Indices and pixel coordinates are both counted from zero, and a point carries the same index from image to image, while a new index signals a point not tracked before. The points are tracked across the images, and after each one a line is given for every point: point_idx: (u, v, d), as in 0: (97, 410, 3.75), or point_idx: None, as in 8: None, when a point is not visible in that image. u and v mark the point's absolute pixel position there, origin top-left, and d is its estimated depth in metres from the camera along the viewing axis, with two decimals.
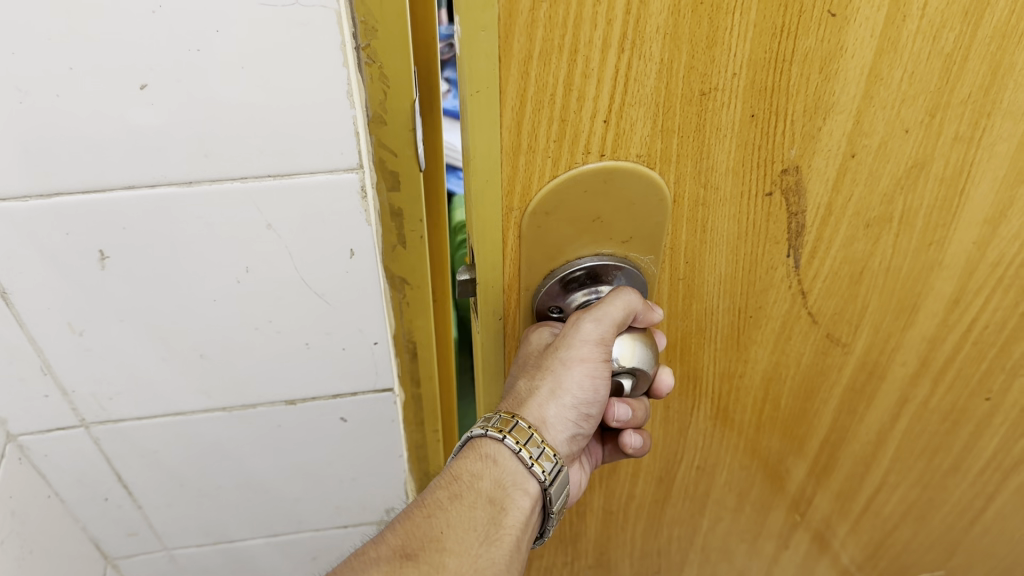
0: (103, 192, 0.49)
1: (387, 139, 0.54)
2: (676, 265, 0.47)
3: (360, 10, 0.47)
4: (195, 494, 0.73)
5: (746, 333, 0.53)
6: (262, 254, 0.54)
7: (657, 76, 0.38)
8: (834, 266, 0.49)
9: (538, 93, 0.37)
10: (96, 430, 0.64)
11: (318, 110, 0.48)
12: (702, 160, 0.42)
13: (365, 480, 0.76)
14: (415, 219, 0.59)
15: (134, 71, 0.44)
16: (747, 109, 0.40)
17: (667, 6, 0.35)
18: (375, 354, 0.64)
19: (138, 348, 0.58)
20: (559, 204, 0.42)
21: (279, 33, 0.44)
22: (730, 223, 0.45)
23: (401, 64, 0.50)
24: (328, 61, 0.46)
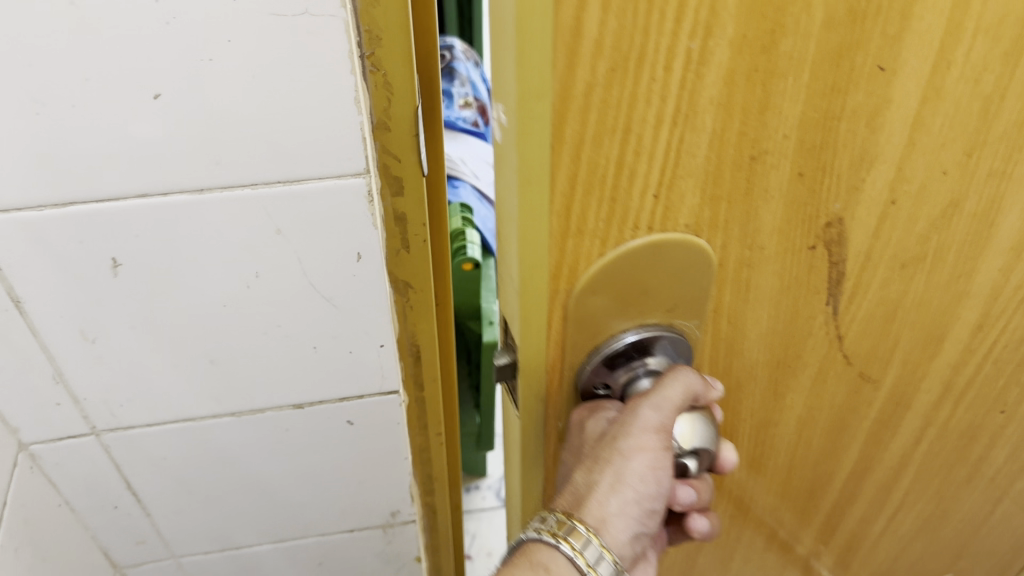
0: (116, 200, 0.49)
1: (391, 145, 0.54)
2: (716, 321, 0.47)
3: (365, 18, 0.48)
4: (203, 500, 0.73)
5: (783, 382, 0.52)
6: (271, 259, 0.54)
7: (708, 147, 0.38)
8: (869, 310, 0.49)
9: (586, 171, 0.37)
10: (106, 437, 0.64)
11: (325, 116, 0.47)
12: (749, 222, 0.42)
13: (371, 484, 0.76)
14: (418, 225, 0.59)
15: (146, 81, 0.44)
16: (795, 168, 0.40)
17: (722, 78, 0.36)
18: (381, 357, 0.64)
19: (149, 354, 0.58)
20: (607, 280, 0.42)
21: (287, 41, 0.44)
22: (773, 280, 0.46)
23: (404, 71, 0.51)
24: (337, 69, 0.46)
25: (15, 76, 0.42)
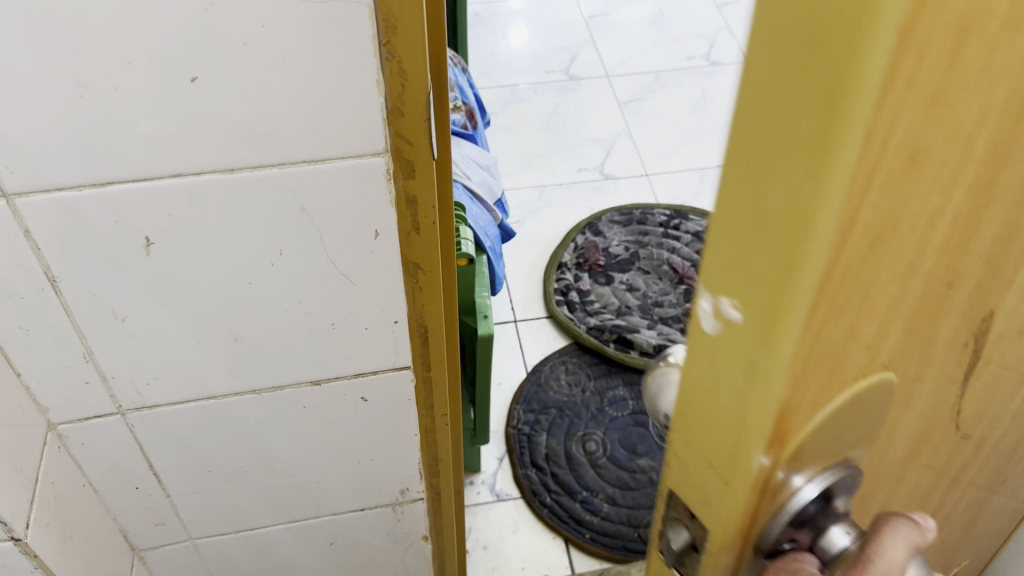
0: (149, 181, 0.50)
1: (404, 130, 0.52)
2: (879, 445, 0.35)
3: (382, 8, 0.46)
4: (222, 479, 0.75)
5: (907, 469, 0.40)
6: (295, 238, 0.56)
7: (924, 289, 0.28)
8: (985, 377, 0.39)
9: (830, 356, 0.26)
10: (132, 417, 0.66)
11: (349, 100, 0.49)
12: (930, 342, 0.31)
13: (384, 460, 0.79)
14: (429, 209, 0.57)
15: (182, 65, 0.45)
16: (979, 278, 0.30)
17: (963, 208, 0.25)
18: (395, 333, 0.65)
19: (177, 332, 0.60)
20: (811, 447, 0.30)
21: (318, 27, 0.45)
22: (930, 384, 0.35)
23: (420, 59, 0.49)
24: (361, 53, 0.47)
25: (59, 60, 0.43)
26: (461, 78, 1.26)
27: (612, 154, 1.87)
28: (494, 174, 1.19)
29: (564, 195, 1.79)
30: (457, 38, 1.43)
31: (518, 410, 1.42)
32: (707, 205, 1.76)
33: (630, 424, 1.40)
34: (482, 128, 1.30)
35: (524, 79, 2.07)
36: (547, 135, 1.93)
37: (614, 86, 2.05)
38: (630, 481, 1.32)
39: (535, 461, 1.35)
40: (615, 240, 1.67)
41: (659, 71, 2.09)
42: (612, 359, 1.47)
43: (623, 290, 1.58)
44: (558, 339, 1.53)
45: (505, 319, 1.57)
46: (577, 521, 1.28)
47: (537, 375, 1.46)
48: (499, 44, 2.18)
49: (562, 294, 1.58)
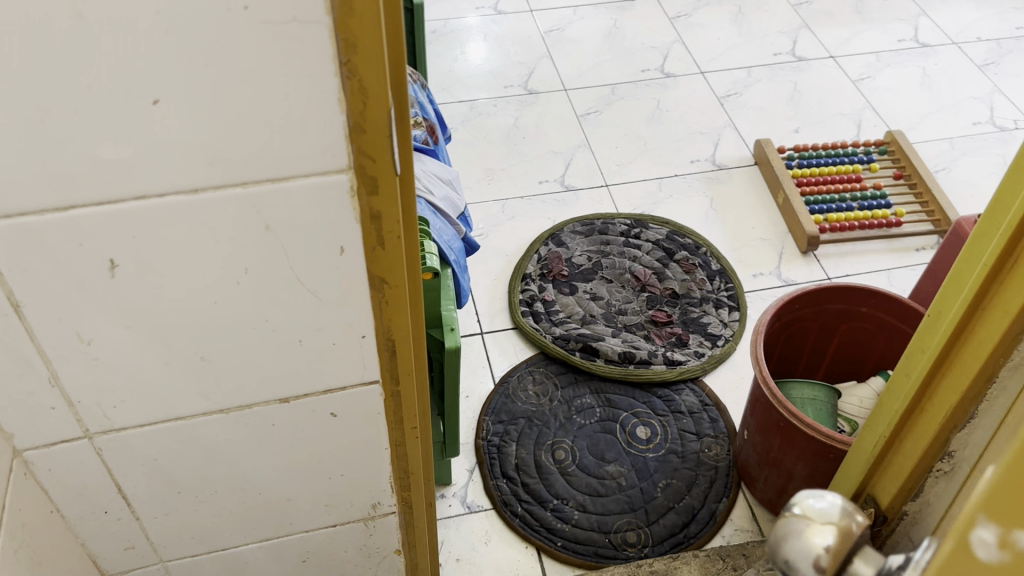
0: (113, 203, 0.50)
1: (366, 146, 0.51)
2: None
3: (342, 28, 0.45)
4: (192, 501, 0.74)
5: None
6: (260, 256, 0.55)
7: None
8: None
9: None
10: (99, 440, 0.65)
11: (311, 118, 0.49)
12: None
13: (355, 475, 0.78)
14: (394, 223, 0.57)
15: (143, 87, 0.45)
16: None
17: None
18: (363, 346, 0.65)
19: (143, 354, 0.59)
20: None
21: (279, 48, 0.45)
22: None
23: (381, 77, 0.48)
24: (322, 74, 0.47)
25: (18, 84, 0.43)
26: (421, 94, 1.26)
27: (573, 166, 1.89)
28: (457, 188, 1.19)
29: (526, 208, 1.80)
30: (416, 58, 1.43)
31: (487, 421, 1.42)
32: (666, 213, 1.78)
33: (597, 431, 1.41)
34: (443, 143, 1.30)
35: (484, 95, 2.08)
36: (508, 149, 1.94)
37: (572, 100, 2.06)
38: (599, 488, 1.33)
39: (505, 471, 1.35)
40: (578, 251, 1.68)
41: (614, 84, 2.11)
42: (579, 368, 1.48)
43: (587, 299, 1.60)
44: (524, 350, 1.54)
45: (472, 331, 1.57)
46: (549, 529, 1.28)
47: (505, 387, 1.47)
48: (458, 58, 2.19)
49: (527, 305, 1.58)
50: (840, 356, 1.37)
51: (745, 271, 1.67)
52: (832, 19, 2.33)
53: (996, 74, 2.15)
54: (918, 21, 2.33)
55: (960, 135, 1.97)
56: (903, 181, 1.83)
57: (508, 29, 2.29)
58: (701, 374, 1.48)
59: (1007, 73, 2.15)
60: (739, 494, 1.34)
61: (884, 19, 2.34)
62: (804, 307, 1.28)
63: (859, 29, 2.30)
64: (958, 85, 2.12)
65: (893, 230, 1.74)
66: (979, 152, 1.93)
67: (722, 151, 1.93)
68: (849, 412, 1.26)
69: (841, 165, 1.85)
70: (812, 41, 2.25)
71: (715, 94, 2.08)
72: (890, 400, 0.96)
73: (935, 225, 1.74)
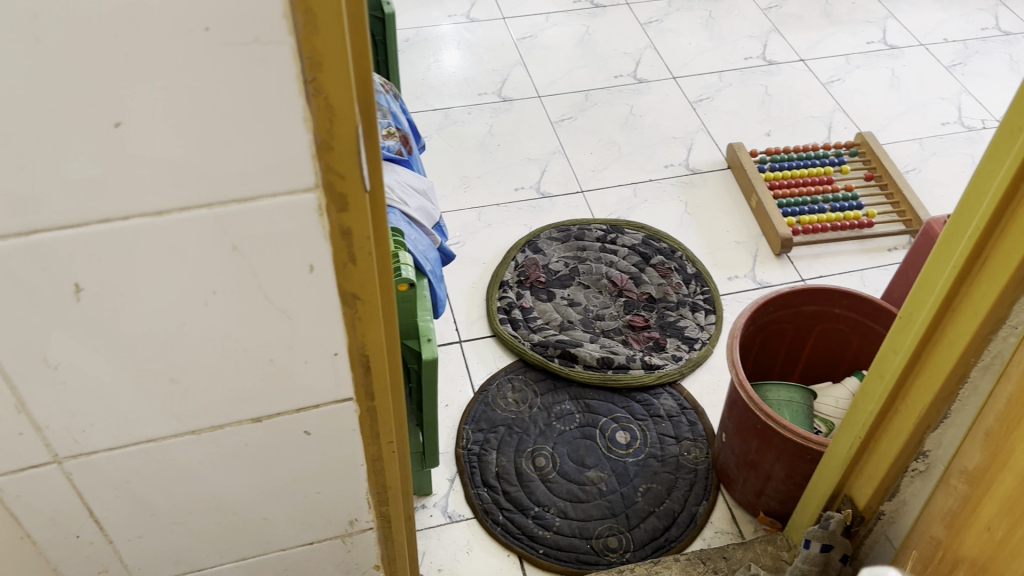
0: (77, 227, 0.49)
1: (334, 164, 0.51)
2: None
3: (307, 47, 0.45)
4: (166, 523, 0.73)
5: None
6: (228, 277, 0.55)
7: None
8: None
9: None
10: (69, 465, 0.64)
11: (276, 139, 0.48)
12: None
13: (330, 492, 0.77)
14: (365, 239, 0.56)
15: (106, 110, 0.44)
16: None
17: None
18: (335, 363, 0.65)
19: (113, 377, 0.59)
20: None
21: (242, 69, 0.45)
22: None
23: (348, 94, 0.48)
24: (285, 94, 0.47)
25: None
26: (394, 105, 1.26)
27: (548, 173, 1.90)
28: (432, 198, 1.19)
29: (502, 215, 1.81)
30: (388, 69, 1.43)
31: (467, 430, 1.42)
32: (641, 218, 1.80)
33: (577, 437, 1.41)
34: (417, 153, 1.30)
35: (458, 103, 2.08)
36: (483, 158, 1.94)
37: (546, 107, 2.07)
38: (580, 494, 1.33)
39: (486, 480, 1.35)
40: (555, 257, 1.69)
41: (588, 90, 2.12)
42: (558, 374, 1.49)
43: (565, 305, 1.60)
44: (503, 357, 1.54)
45: (450, 340, 1.57)
46: (530, 537, 1.28)
47: (484, 395, 1.47)
48: (431, 67, 2.19)
49: (505, 312, 1.58)
50: (815, 356, 1.38)
51: (721, 274, 1.69)
52: (801, 23, 2.36)
53: (964, 74, 2.20)
54: (885, 23, 2.37)
55: (931, 135, 2.01)
56: (874, 182, 1.86)
57: (481, 37, 2.29)
58: (679, 378, 1.49)
59: (973, 74, 2.20)
60: (720, 496, 1.35)
61: (853, 21, 2.38)
62: (779, 310, 1.30)
63: (828, 32, 2.33)
64: (926, 86, 2.16)
65: (865, 231, 1.77)
66: (948, 152, 1.97)
67: (695, 155, 1.95)
68: (825, 413, 1.27)
69: (813, 168, 1.88)
70: (781, 44, 2.28)
71: (688, 99, 2.10)
72: (865, 402, 0.98)
73: (907, 225, 1.77)
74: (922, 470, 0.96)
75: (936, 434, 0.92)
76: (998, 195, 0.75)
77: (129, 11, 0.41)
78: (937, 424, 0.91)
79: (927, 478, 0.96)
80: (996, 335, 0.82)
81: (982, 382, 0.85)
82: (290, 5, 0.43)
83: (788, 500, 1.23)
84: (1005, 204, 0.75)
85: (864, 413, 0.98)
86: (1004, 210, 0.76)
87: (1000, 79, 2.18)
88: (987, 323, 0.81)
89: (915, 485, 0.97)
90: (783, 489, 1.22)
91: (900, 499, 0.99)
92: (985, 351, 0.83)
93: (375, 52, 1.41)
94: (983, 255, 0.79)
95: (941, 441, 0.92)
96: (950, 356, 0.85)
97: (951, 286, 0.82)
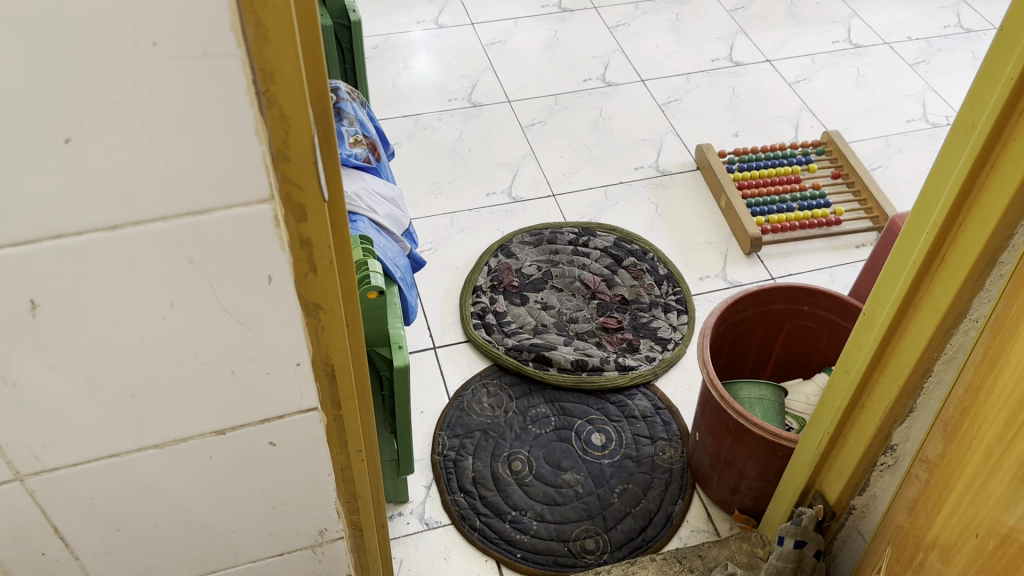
0: (31, 242, 0.48)
1: (292, 174, 0.51)
2: None
3: (258, 58, 0.45)
4: (133, 538, 0.71)
5: None
6: (186, 289, 0.54)
7: None
8: None
9: None
10: (31, 482, 0.62)
11: (228, 152, 0.47)
12: None
13: (299, 504, 0.76)
14: (325, 249, 0.56)
15: (56, 123, 0.43)
16: None
17: None
18: (298, 374, 0.63)
19: (72, 393, 0.57)
20: None
21: (191, 83, 0.44)
22: None
23: (303, 105, 0.48)
24: (235, 106, 0.46)
25: None
26: (361, 112, 1.25)
27: (519, 177, 1.90)
28: (402, 205, 1.18)
29: (474, 220, 1.80)
30: (355, 76, 1.42)
31: (443, 436, 1.41)
32: (612, 221, 1.81)
33: (552, 440, 1.42)
34: (386, 160, 1.29)
35: (428, 109, 2.08)
36: (454, 163, 1.94)
37: (516, 111, 2.07)
38: (557, 496, 1.34)
39: (462, 486, 1.35)
40: (528, 261, 1.69)
41: (557, 94, 2.13)
42: (533, 378, 1.49)
43: (538, 309, 1.60)
44: (478, 362, 1.53)
45: (424, 346, 1.56)
46: (508, 541, 1.29)
47: (460, 400, 1.46)
48: (400, 73, 2.19)
49: (479, 317, 1.58)
50: (785, 355, 1.40)
51: (693, 274, 1.71)
52: (767, 24, 2.40)
53: (927, 72, 2.25)
54: (850, 23, 2.42)
55: (896, 133, 2.06)
56: (841, 180, 1.90)
57: (449, 42, 2.29)
58: (653, 379, 1.50)
59: (937, 71, 2.26)
60: (695, 495, 1.36)
61: (819, 22, 2.42)
62: (748, 309, 1.32)
63: (794, 32, 2.37)
64: (891, 84, 2.21)
65: (833, 229, 1.80)
66: (913, 148, 2.02)
67: (665, 157, 1.97)
68: (796, 410, 1.30)
69: (781, 167, 1.90)
70: (748, 45, 2.31)
71: (656, 101, 2.12)
72: (833, 399, 1.00)
73: (874, 222, 1.81)
74: (891, 464, 0.99)
75: (903, 428, 0.95)
76: (953, 195, 0.77)
77: (75, 25, 0.40)
78: (904, 419, 0.94)
79: (896, 471, 1.00)
80: (959, 329, 0.84)
81: (945, 376, 0.89)
82: (239, 18, 0.43)
83: (762, 496, 1.25)
84: (960, 204, 0.78)
85: (832, 410, 1.00)
86: (959, 209, 0.78)
87: (962, 76, 2.24)
88: (948, 318, 0.83)
89: (885, 479, 1.01)
90: (757, 486, 1.24)
91: (870, 493, 1.03)
92: (948, 345, 0.86)
93: (342, 60, 1.40)
94: (940, 253, 0.82)
95: (908, 435, 0.96)
96: (913, 351, 0.87)
97: (911, 283, 0.84)
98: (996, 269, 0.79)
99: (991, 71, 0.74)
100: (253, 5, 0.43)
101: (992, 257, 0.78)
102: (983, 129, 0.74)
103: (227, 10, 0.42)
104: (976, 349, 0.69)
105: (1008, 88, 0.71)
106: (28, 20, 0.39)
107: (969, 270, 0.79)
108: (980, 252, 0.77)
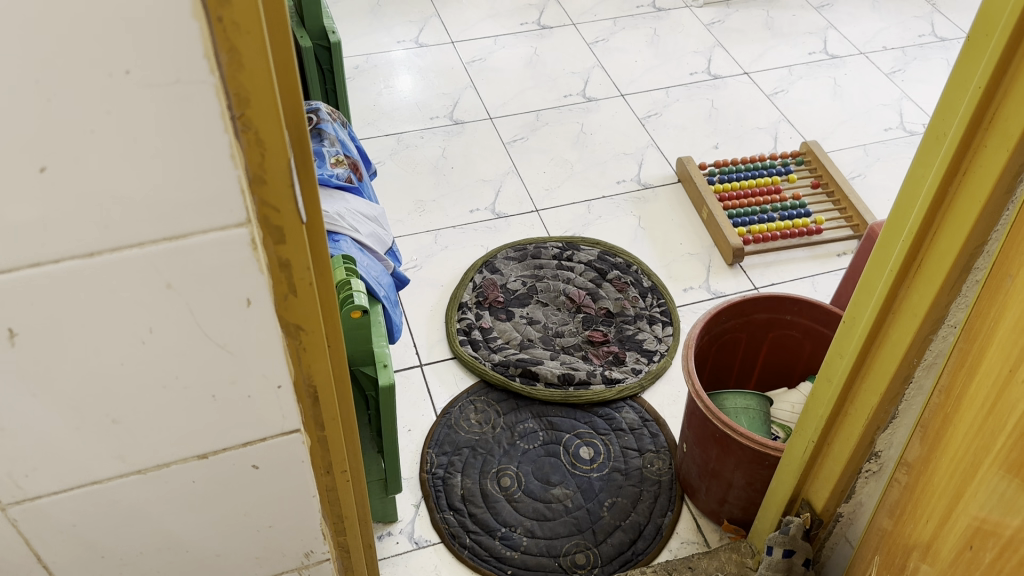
0: (6, 272, 0.47)
1: (268, 197, 0.51)
2: None
3: (233, 84, 0.45)
4: (116, 564, 0.70)
5: None
6: (164, 315, 0.53)
7: None
8: None
9: None
10: (13, 512, 0.61)
11: (202, 177, 0.47)
12: None
13: (285, 525, 0.75)
14: (303, 270, 0.56)
15: (31, 152, 0.43)
16: None
17: None
18: (280, 398, 0.63)
19: (49, 421, 0.56)
20: None
21: (164, 110, 0.44)
22: None
23: (277, 127, 0.48)
24: (210, 131, 0.46)
25: None
26: (342, 132, 1.26)
27: (502, 193, 1.91)
28: (384, 223, 1.18)
29: (459, 236, 1.81)
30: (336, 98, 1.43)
31: (431, 454, 1.41)
32: (596, 234, 1.82)
33: (541, 455, 1.41)
34: (369, 179, 1.29)
35: (410, 127, 2.08)
36: (438, 181, 1.94)
37: (498, 128, 2.09)
38: (546, 512, 1.33)
39: (451, 503, 1.34)
40: (512, 276, 1.69)
41: (539, 110, 2.14)
42: (520, 393, 1.49)
43: (524, 324, 1.60)
44: (465, 379, 1.53)
45: (410, 364, 1.55)
46: (497, 558, 1.28)
47: (447, 418, 1.46)
48: (382, 92, 2.19)
49: (464, 334, 1.58)
50: (768, 364, 1.41)
51: (677, 285, 1.71)
52: (744, 36, 2.43)
53: (904, 80, 2.29)
54: (827, 34, 2.46)
55: (874, 142, 2.09)
56: (821, 189, 1.92)
57: (430, 61, 2.30)
58: (638, 391, 1.50)
59: (913, 80, 2.30)
60: (684, 506, 1.36)
61: (796, 33, 2.45)
62: (731, 319, 1.33)
63: (771, 44, 2.41)
64: (868, 94, 2.24)
65: (813, 238, 1.83)
66: (891, 157, 2.05)
67: (646, 170, 1.98)
68: (781, 418, 1.31)
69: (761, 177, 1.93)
70: (726, 58, 2.34)
71: (637, 115, 2.14)
72: (816, 407, 1.00)
73: (854, 230, 1.83)
74: (875, 470, 1.01)
75: (887, 433, 0.96)
76: (927, 203, 0.79)
77: (47, 50, 0.40)
78: (888, 423, 0.95)
79: (880, 477, 1.01)
80: (937, 335, 0.86)
81: (926, 381, 0.90)
82: (213, 44, 0.43)
83: (749, 506, 1.26)
84: (934, 210, 0.79)
85: (814, 420, 1.01)
86: (934, 215, 0.79)
87: (938, 85, 2.28)
88: (927, 323, 0.84)
89: (870, 485, 1.03)
90: (744, 496, 1.24)
91: (856, 500, 1.05)
92: (926, 351, 0.87)
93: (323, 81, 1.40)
94: (917, 259, 0.83)
95: (892, 440, 0.97)
96: (893, 357, 0.88)
97: (890, 288, 0.85)
98: (971, 275, 0.81)
99: (960, 80, 0.75)
100: (227, 31, 0.43)
101: (967, 262, 0.79)
102: (955, 137, 0.75)
103: (202, 39, 0.42)
104: (953, 355, 0.70)
105: (976, 96, 0.72)
106: (4, 44, 0.39)
107: (946, 275, 0.80)
108: (956, 257, 0.78)
